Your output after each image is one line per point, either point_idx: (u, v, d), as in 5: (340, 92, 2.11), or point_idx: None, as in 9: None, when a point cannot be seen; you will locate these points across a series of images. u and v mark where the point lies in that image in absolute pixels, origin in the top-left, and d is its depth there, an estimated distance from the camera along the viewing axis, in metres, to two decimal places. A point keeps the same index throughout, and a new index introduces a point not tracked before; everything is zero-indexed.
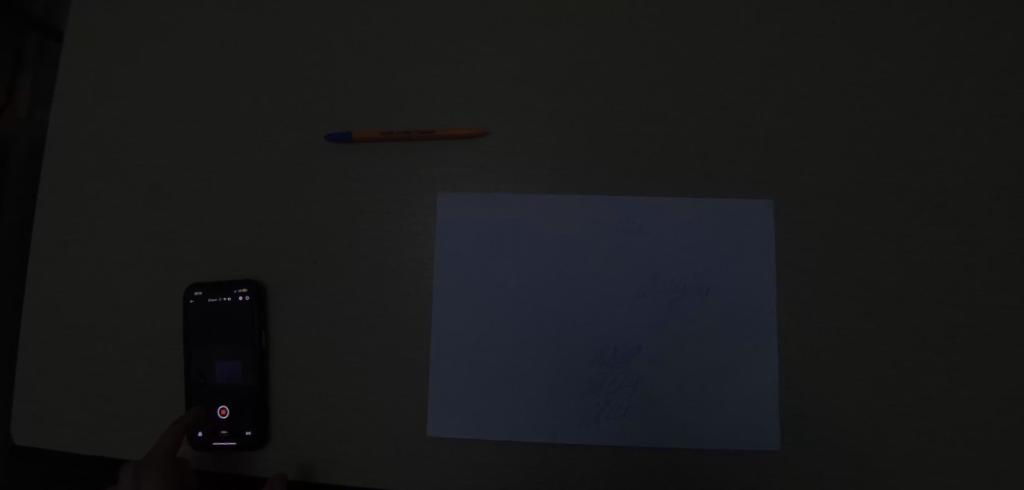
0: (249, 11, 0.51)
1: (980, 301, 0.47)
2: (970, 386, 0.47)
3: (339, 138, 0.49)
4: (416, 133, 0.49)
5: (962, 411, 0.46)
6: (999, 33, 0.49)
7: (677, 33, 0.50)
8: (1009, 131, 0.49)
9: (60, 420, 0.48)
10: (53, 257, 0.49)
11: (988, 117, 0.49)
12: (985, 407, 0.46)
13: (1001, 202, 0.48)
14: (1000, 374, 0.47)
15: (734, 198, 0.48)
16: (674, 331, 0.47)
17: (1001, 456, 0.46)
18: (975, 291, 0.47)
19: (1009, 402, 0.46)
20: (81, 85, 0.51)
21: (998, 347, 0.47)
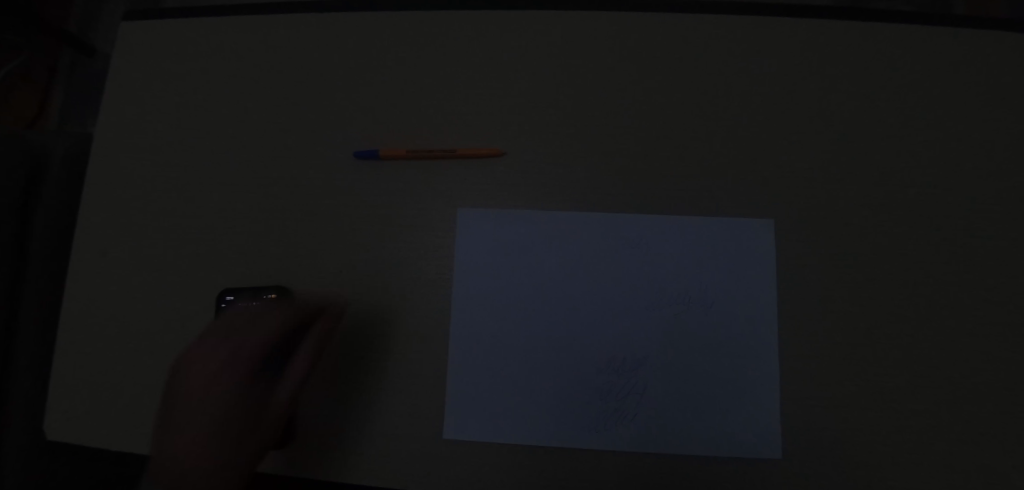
0: (288, 24, 0.52)
1: (989, 313, 0.46)
2: (973, 398, 0.45)
3: (368, 154, 0.48)
4: (438, 151, 0.48)
5: (978, 422, 0.44)
6: (1004, 62, 0.49)
7: (710, 34, 0.50)
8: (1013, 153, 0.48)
9: (93, 415, 0.48)
10: (91, 260, 0.50)
11: (994, 138, 0.48)
12: (998, 418, 0.44)
13: (1008, 219, 0.47)
14: (1001, 387, 0.45)
15: (742, 213, 0.47)
16: (692, 343, 0.45)
17: (1011, 467, 0.44)
18: (983, 304, 0.46)
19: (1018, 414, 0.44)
20: (124, 89, 0.52)
21: (1009, 362, 0.45)
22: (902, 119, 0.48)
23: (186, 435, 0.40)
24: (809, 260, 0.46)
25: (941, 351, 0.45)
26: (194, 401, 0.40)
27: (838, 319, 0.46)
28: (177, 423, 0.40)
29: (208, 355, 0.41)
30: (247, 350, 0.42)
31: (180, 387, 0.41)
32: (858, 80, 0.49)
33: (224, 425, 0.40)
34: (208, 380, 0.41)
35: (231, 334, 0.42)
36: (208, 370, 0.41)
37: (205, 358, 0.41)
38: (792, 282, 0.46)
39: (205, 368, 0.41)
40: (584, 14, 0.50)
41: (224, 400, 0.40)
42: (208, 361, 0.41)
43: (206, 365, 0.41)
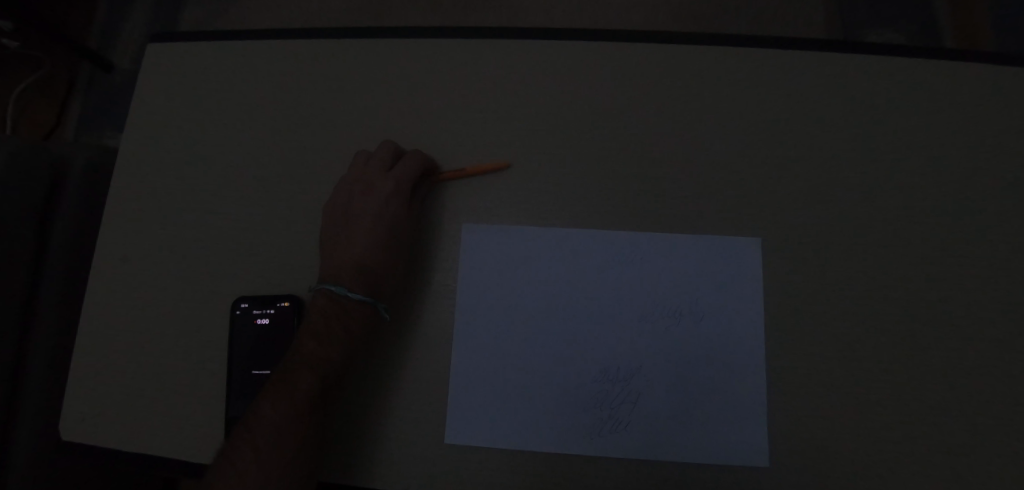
0: (305, 48, 0.55)
1: (970, 330, 0.48)
2: (955, 410, 0.47)
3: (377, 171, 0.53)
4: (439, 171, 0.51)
5: (960, 433, 0.46)
6: (983, 92, 0.52)
7: (704, 63, 0.53)
8: (990, 178, 0.50)
9: (110, 418, 0.50)
10: (112, 268, 0.52)
11: (973, 163, 0.51)
12: (979, 429, 0.46)
13: (986, 240, 0.49)
14: (982, 400, 0.47)
15: (730, 232, 0.49)
16: (683, 355, 0.47)
17: (991, 477, 0.46)
18: (964, 321, 0.48)
19: (998, 426, 0.46)
20: (149, 107, 0.55)
21: (989, 376, 0.47)
22: (884, 147, 0.51)
23: (332, 299, 0.47)
24: (796, 278, 0.49)
25: (921, 368, 0.47)
26: (342, 276, 0.48)
27: (823, 335, 0.48)
28: (333, 293, 0.47)
29: (357, 230, 0.49)
30: (381, 185, 0.49)
31: (348, 253, 0.48)
32: (844, 109, 0.52)
33: (374, 272, 0.48)
34: (365, 233, 0.49)
35: (364, 177, 0.50)
36: (352, 237, 0.49)
37: (358, 227, 0.49)
38: (778, 299, 0.48)
39: (360, 230, 0.49)
40: (585, 43, 0.53)
41: (385, 261, 0.48)
42: (352, 233, 0.49)
43: (358, 232, 0.49)
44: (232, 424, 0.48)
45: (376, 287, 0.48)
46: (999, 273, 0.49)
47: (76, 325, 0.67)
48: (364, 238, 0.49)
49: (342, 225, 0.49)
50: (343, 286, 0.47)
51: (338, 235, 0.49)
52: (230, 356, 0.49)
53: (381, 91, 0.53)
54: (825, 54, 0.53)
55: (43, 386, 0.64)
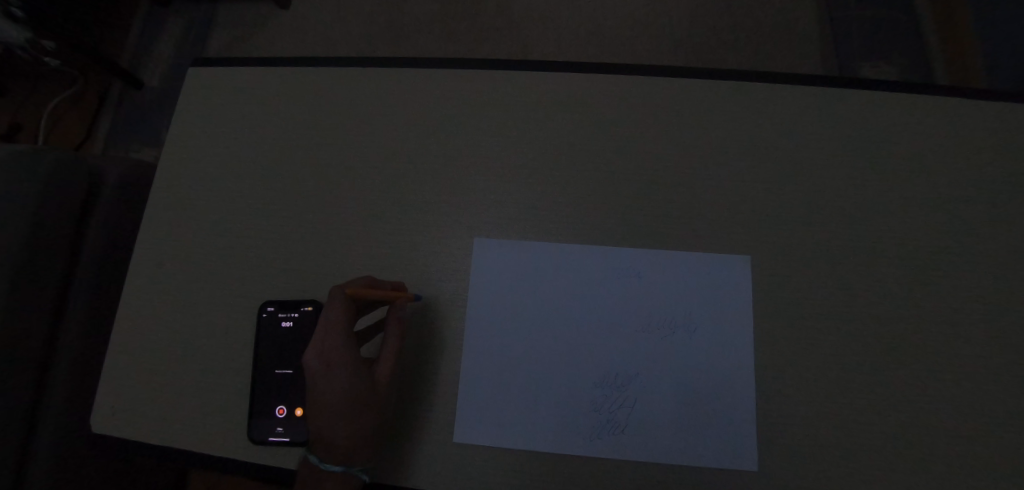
0: (332, 74, 0.60)
1: (951, 345, 0.51)
2: (935, 420, 0.49)
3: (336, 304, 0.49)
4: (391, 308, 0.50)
5: (939, 442, 0.49)
6: (965, 123, 0.55)
7: (700, 95, 0.57)
8: (971, 203, 0.54)
9: (141, 413, 0.54)
10: (148, 271, 0.57)
11: (954, 189, 0.54)
12: (959, 439, 0.49)
13: (966, 261, 0.52)
14: (962, 412, 0.50)
15: (723, 251, 0.53)
16: (678, 366, 0.50)
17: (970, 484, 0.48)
18: (945, 337, 0.51)
19: (977, 437, 0.49)
20: (188, 127, 0.60)
21: (969, 390, 0.50)
22: (868, 174, 0.55)
23: (310, 467, 0.48)
24: (784, 294, 0.52)
25: (901, 381, 0.50)
26: (318, 447, 0.48)
27: (809, 349, 0.51)
28: (311, 462, 0.48)
29: (331, 402, 0.48)
30: (345, 363, 0.48)
31: (327, 431, 0.48)
32: (832, 139, 0.56)
33: (347, 442, 0.48)
34: (342, 410, 0.48)
35: (326, 357, 0.48)
36: (328, 410, 0.48)
37: (331, 401, 0.48)
38: (768, 314, 0.52)
39: (336, 403, 0.48)
40: (591, 75, 0.58)
41: (367, 422, 0.49)
42: (327, 409, 0.48)
43: (335, 402, 0.48)
44: (255, 419, 0.51)
45: (351, 453, 0.49)
46: (978, 293, 0.52)
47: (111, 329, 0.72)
48: (338, 411, 0.48)
49: (317, 409, 0.49)
50: (320, 456, 0.48)
51: (315, 415, 0.49)
52: (256, 356, 0.52)
53: (401, 114, 0.58)
54: (812, 89, 0.57)
55: (72, 385, 0.68)
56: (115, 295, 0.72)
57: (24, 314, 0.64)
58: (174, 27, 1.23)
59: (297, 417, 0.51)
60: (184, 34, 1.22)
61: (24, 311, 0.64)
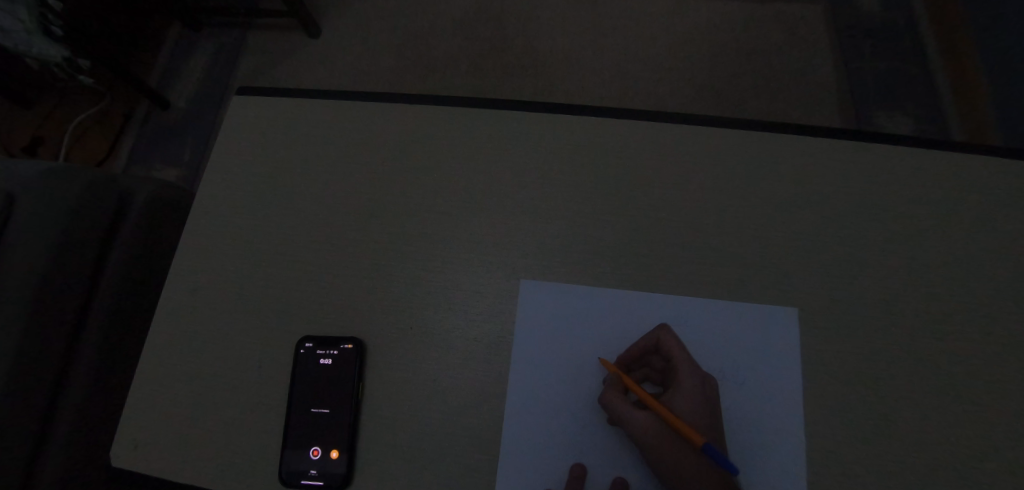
0: (379, 110, 0.60)
1: (1003, 408, 0.50)
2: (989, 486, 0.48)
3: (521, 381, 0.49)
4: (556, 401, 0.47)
5: None
6: (1012, 183, 0.55)
7: (746, 146, 0.57)
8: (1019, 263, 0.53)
9: (168, 446, 0.52)
10: (181, 300, 0.56)
11: (1002, 248, 0.54)
12: None
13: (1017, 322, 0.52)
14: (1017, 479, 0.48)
15: (770, 303, 0.52)
16: (728, 420, 0.49)
17: None
18: (998, 399, 0.50)
19: None
20: (231, 155, 0.60)
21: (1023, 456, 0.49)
22: (918, 230, 0.54)
23: None
24: (833, 349, 0.51)
25: (956, 444, 0.49)
26: None
27: (860, 407, 0.50)
28: None
29: (693, 415, 0.49)
30: None
31: None
32: (879, 194, 0.55)
33: None
34: None
35: None
36: (706, 413, 0.49)
37: (689, 401, 0.49)
38: (818, 370, 0.51)
39: (692, 394, 0.50)
40: (638, 121, 0.58)
41: None
42: (716, 413, 0.49)
43: (687, 393, 0.50)
44: (289, 460, 0.50)
45: None
46: None
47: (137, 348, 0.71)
48: None
49: None
50: None
51: None
52: (293, 394, 0.51)
53: (447, 150, 0.58)
54: (859, 144, 0.57)
55: (88, 394, 0.66)
56: (136, 318, 0.71)
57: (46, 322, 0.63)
58: (204, 51, 1.26)
59: (333, 459, 0.50)
60: (213, 59, 1.25)
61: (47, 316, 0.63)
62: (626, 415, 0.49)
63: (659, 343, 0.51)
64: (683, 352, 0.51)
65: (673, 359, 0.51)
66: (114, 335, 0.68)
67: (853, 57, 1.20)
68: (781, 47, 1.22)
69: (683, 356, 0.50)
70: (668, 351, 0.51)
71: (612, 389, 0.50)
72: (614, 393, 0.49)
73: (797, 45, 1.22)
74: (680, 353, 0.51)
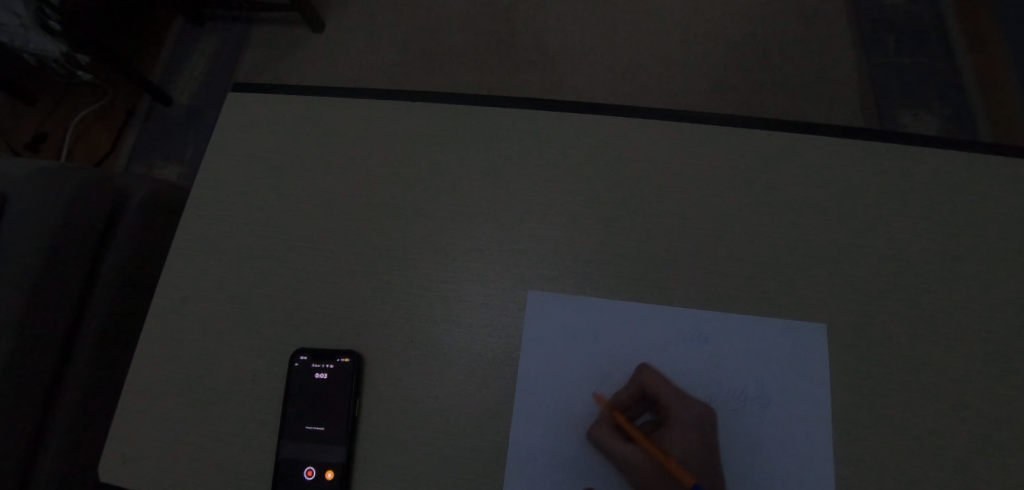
0: (380, 109, 0.57)
1: None
2: None
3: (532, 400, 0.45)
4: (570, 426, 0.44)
5: None
6: None
7: (769, 149, 0.54)
8: None
9: (156, 461, 0.50)
10: (172, 307, 0.53)
11: None
12: None
13: None
14: None
15: (795, 318, 0.49)
16: (751, 443, 0.46)
17: None
18: None
19: None
20: (225, 156, 0.57)
21: None
22: (954, 241, 0.51)
23: None
24: (860, 368, 0.48)
25: (991, 473, 0.46)
26: None
27: (891, 431, 0.47)
28: None
29: (687, 453, 0.46)
30: None
31: None
32: (912, 202, 0.52)
33: None
34: None
35: None
36: (702, 450, 0.46)
37: (683, 439, 0.46)
38: (846, 391, 0.48)
39: (685, 431, 0.46)
40: (654, 121, 0.54)
41: None
42: (715, 450, 0.46)
43: (681, 431, 0.46)
44: (281, 481, 0.47)
45: None
46: None
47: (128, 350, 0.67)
48: None
49: None
50: None
51: None
52: (286, 410, 0.49)
53: (451, 152, 0.55)
54: (891, 148, 0.53)
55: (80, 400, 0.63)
56: (134, 320, 0.68)
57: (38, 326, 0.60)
58: (207, 45, 1.24)
59: (328, 480, 0.47)
60: (217, 54, 1.23)
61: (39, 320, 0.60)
62: (615, 452, 0.46)
63: (645, 384, 0.47)
64: (674, 389, 0.47)
65: (665, 397, 0.47)
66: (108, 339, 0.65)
67: (875, 52, 1.15)
68: (800, 42, 1.18)
69: (675, 393, 0.47)
70: (659, 390, 0.47)
71: (600, 426, 0.47)
72: (603, 430, 0.47)
73: (818, 41, 1.17)
74: (672, 390, 0.47)
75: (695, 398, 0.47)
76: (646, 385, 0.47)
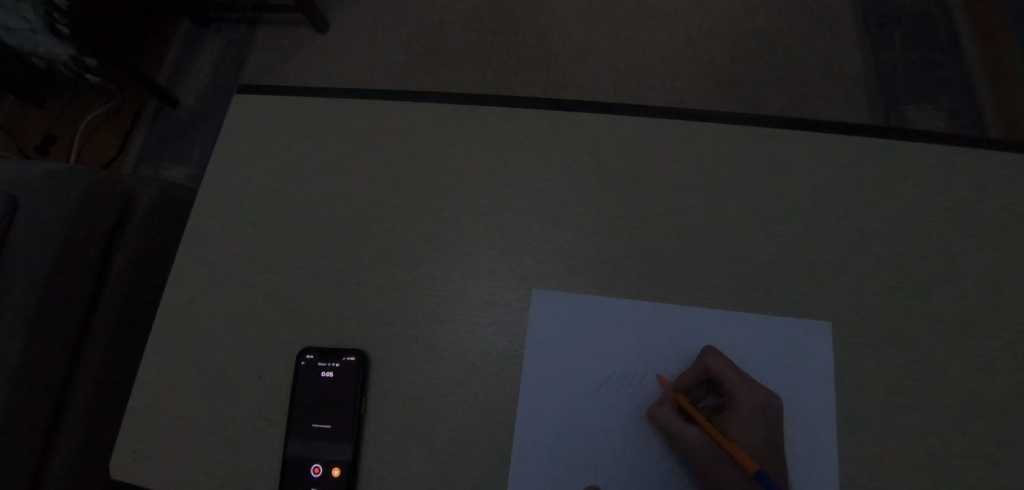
0: (383, 109, 0.57)
1: None
2: None
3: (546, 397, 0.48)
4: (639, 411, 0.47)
5: None
6: None
7: (773, 146, 0.53)
8: None
9: (166, 459, 0.50)
10: (179, 307, 0.54)
11: None
12: None
13: None
14: None
15: (799, 316, 0.49)
16: (754, 440, 0.46)
17: None
18: None
19: None
20: (231, 158, 0.58)
21: None
22: (960, 237, 0.50)
23: None
24: (864, 366, 0.48)
25: (995, 468, 0.46)
26: None
27: (896, 429, 0.47)
28: None
29: (750, 438, 0.46)
30: None
31: None
32: (917, 198, 0.52)
33: None
34: None
35: None
36: (766, 439, 0.46)
37: (746, 426, 0.46)
38: (851, 388, 0.47)
39: (750, 416, 0.46)
40: (656, 120, 0.54)
41: None
42: (778, 440, 0.46)
43: (745, 416, 0.46)
44: (289, 478, 0.48)
45: None
46: None
47: (140, 349, 0.68)
48: None
49: None
50: None
51: None
52: (293, 408, 0.49)
53: (454, 151, 0.55)
54: (896, 145, 0.53)
55: (92, 397, 0.64)
56: (143, 320, 0.69)
57: (46, 327, 0.60)
58: (212, 47, 1.25)
59: (334, 477, 0.47)
60: (222, 55, 1.24)
61: (48, 319, 0.61)
62: (676, 430, 0.46)
63: (711, 366, 0.48)
64: (739, 373, 0.47)
65: (730, 380, 0.47)
66: (117, 339, 0.66)
67: (881, 48, 1.14)
68: (805, 39, 1.17)
69: (739, 377, 0.47)
70: (723, 373, 0.47)
71: (663, 404, 0.47)
72: (666, 408, 0.47)
73: (823, 36, 1.17)
74: (738, 374, 0.47)
75: (760, 383, 0.47)
76: (711, 367, 0.48)
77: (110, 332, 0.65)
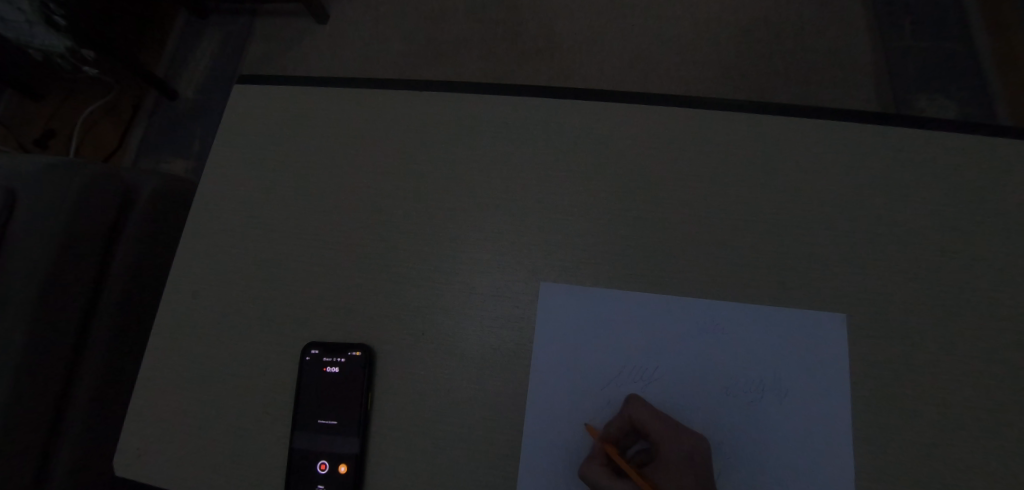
0: (387, 100, 0.56)
1: None
2: None
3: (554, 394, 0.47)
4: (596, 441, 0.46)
5: None
6: None
7: (786, 135, 0.52)
8: None
9: (170, 455, 0.50)
10: (182, 302, 0.53)
11: None
12: None
13: None
14: None
15: (813, 308, 0.48)
16: (768, 434, 0.45)
17: None
18: None
19: None
20: (233, 150, 0.57)
21: None
22: (977, 226, 0.49)
23: None
24: (880, 358, 0.47)
25: (1013, 461, 0.45)
26: None
27: (912, 423, 0.46)
28: None
29: (679, 486, 0.45)
30: None
31: None
32: (933, 187, 0.50)
33: None
34: None
35: None
36: (696, 485, 0.45)
37: (675, 474, 0.45)
38: (867, 381, 0.47)
39: (678, 466, 0.45)
40: (666, 108, 0.53)
41: None
42: (790, 434, 0.45)
43: (673, 465, 0.45)
44: (295, 474, 0.47)
45: None
46: None
47: (143, 344, 0.68)
48: None
49: None
50: None
51: None
52: (298, 404, 0.49)
53: (459, 141, 0.54)
54: (912, 132, 0.52)
55: (95, 393, 0.64)
56: (147, 314, 0.68)
57: (48, 321, 0.60)
58: (210, 39, 1.23)
59: (341, 474, 0.47)
60: (222, 46, 1.23)
61: (51, 313, 0.60)
62: (607, 488, 0.45)
63: (634, 417, 0.46)
64: (662, 421, 0.46)
65: (655, 428, 0.46)
66: (120, 334, 0.65)
67: (890, 35, 1.12)
68: (812, 26, 1.15)
69: (662, 426, 0.46)
70: (647, 421, 0.46)
71: (592, 461, 0.46)
72: (595, 465, 0.45)
73: (832, 24, 1.15)
74: (662, 424, 0.46)
75: (687, 430, 0.46)
76: (635, 419, 0.46)
77: (113, 326, 0.65)
